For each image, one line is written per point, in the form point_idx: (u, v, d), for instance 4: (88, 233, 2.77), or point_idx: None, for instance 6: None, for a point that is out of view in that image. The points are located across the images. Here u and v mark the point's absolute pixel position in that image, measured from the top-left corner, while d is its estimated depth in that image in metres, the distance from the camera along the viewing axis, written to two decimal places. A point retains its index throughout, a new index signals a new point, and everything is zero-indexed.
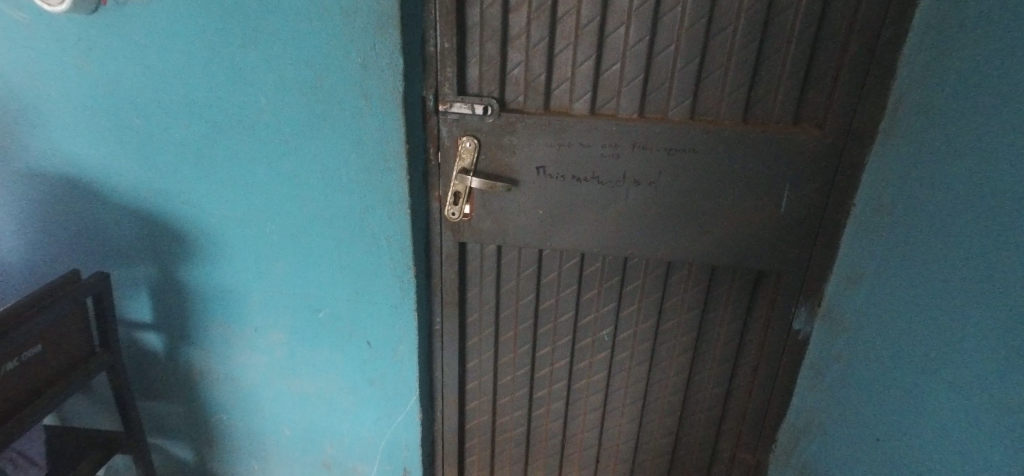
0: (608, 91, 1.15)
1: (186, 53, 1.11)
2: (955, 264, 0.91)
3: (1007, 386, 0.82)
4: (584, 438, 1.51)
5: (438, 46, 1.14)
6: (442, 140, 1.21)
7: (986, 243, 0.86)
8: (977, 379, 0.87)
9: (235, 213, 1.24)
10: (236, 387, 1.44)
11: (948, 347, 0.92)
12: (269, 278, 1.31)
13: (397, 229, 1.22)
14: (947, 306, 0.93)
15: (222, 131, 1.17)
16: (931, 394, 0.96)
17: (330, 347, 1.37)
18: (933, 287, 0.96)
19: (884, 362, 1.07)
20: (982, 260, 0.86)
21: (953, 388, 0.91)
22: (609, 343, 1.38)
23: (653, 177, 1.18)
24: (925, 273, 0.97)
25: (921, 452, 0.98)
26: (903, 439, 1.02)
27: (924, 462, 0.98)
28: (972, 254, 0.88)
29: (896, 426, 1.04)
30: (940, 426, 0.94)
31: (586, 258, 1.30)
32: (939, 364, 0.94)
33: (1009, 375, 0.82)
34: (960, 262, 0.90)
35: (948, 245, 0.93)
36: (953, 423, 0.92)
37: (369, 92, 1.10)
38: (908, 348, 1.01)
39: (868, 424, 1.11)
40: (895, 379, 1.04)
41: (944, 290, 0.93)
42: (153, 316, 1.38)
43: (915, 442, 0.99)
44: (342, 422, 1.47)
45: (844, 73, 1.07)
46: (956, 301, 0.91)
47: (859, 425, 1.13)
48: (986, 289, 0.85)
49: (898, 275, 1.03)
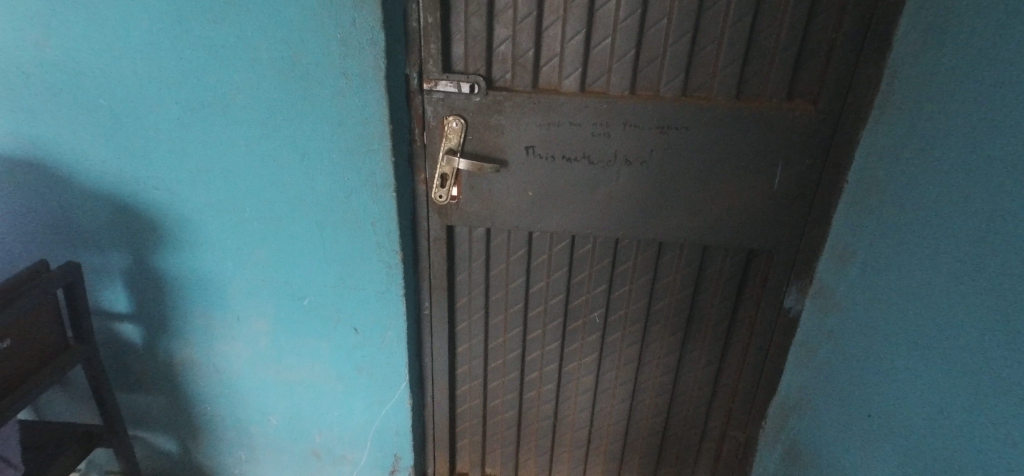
0: (598, 67, 1.11)
1: (155, 29, 1.04)
2: (947, 240, 0.90)
3: (987, 365, 0.82)
4: (575, 419, 1.51)
5: (421, 21, 1.09)
6: (427, 121, 1.17)
7: (974, 221, 0.85)
8: (964, 358, 0.86)
9: (213, 199, 1.19)
10: (220, 377, 1.40)
11: (938, 326, 0.92)
12: (250, 265, 1.26)
13: (383, 214, 1.19)
14: (938, 286, 0.92)
15: (195, 113, 1.11)
16: (921, 372, 0.95)
17: (317, 333, 1.34)
18: (925, 265, 0.95)
19: (875, 340, 1.07)
20: (972, 238, 0.85)
21: (941, 368, 0.91)
22: (600, 324, 1.37)
23: (645, 156, 1.16)
24: (918, 252, 0.96)
25: (906, 430, 0.98)
26: (892, 418, 1.02)
27: (907, 441, 0.98)
28: (963, 231, 0.87)
29: (885, 404, 1.04)
30: (925, 405, 0.94)
31: (577, 240, 1.28)
32: (930, 344, 0.93)
33: (989, 354, 0.82)
34: (953, 241, 0.89)
35: (941, 221, 0.92)
36: (937, 402, 0.92)
37: (350, 71, 1.06)
38: (898, 327, 1.01)
39: (858, 402, 1.11)
40: (885, 358, 1.04)
41: (936, 267, 0.92)
42: (129, 307, 1.33)
43: (904, 418, 0.99)
44: (330, 410, 1.44)
45: (838, 48, 1.05)
46: (946, 280, 0.90)
47: (848, 402, 1.14)
48: (975, 266, 0.84)
49: (891, 254, 1.03)
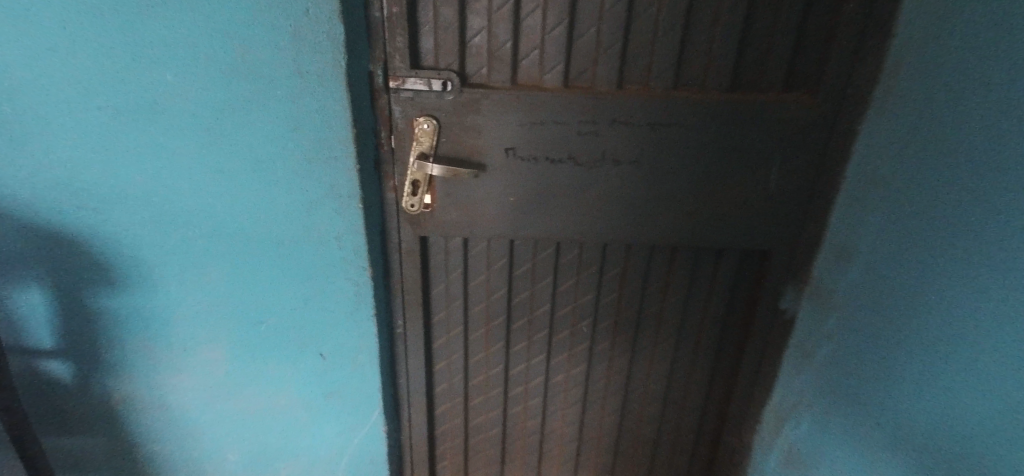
0: (583, 60, 1.01)
1: (68, 22, 0.88)
2: (947, 237, 0.91)
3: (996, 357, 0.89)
4: (563, 433, 1.42)
5: (385, 11, 0.96)
6: (395, 123, 1.04)
7: (975, 219, 0.88)
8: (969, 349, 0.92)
9: (149, 217, 1.04)
10: (167, 415, 1.22)
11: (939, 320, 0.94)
12: (197, 290, 1.10)
13: (348, 228, 1.06)
14: (939, 283, 0.93)
15: (124, 120, 0.96)
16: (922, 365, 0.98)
17: (278, 360, 1.18)
18: (924, 262, 0.95)
19: (875, 340, 1.04)
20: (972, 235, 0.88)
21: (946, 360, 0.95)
22: (588, 333, 1.29)
23: (634, 156, 1.06)
24: (917, 249, 0.95)
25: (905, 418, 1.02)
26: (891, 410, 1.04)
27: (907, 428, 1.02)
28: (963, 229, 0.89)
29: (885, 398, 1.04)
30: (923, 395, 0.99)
31: (562, 247, 1.18)
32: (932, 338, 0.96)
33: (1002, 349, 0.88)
34: (952, 239, 0.91)
35: (976, 223, 0.88)
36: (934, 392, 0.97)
37: (305, 68, 0.92)
38: (901, 324, 0.99)
39: (859, 399, 1.09)
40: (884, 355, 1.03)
41: (940, 264, 0.93)
42: (54, 341, 1.13)
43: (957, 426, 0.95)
44: (296, 442, 1.29)
45: (839, 36, 0.98)
46: (949, 277, 0.92)
47: (852, 402, 1.10)
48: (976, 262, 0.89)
49: (891, 254, 0.99)
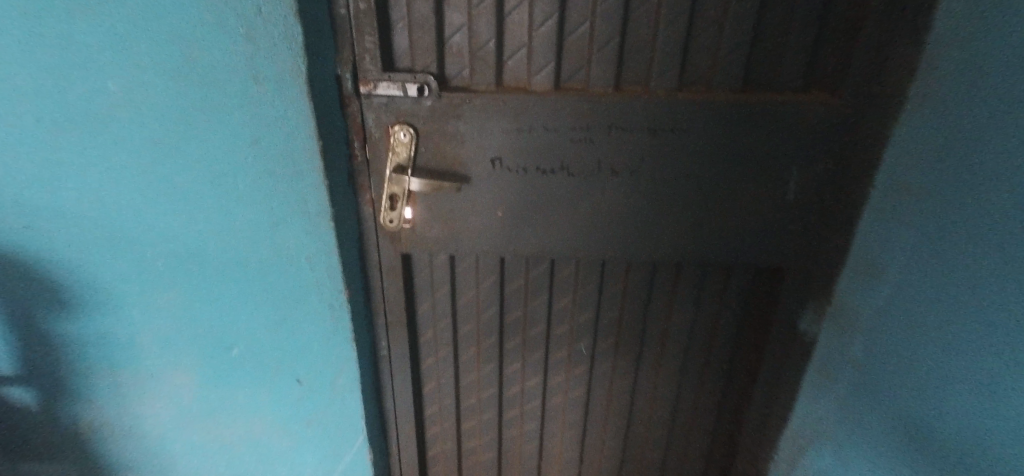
0: (575, 59, 0.91)
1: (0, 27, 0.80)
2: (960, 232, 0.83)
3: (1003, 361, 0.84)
4: (563, 458, 1.33)
5: (351, 8, 0.87)
6: (369, 131, 0.95)
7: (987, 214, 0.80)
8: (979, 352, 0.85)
9: (103, 237, 0.96)
10: (138, 443, 1.15)
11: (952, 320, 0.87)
12: (161, 313, 1.02)
13: (319, 247, 0.97)
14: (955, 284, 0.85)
15: (65, 132, 0.87)
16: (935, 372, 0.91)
17: (251, 386, 1.11)
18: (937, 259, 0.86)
19: (890, 347, 0.95)
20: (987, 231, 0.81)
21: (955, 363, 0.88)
22: (588, 355, 1.19)
23: (634, 165, 0.96)
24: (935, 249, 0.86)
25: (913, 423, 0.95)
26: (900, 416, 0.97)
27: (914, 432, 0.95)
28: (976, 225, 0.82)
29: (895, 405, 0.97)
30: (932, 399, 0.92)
31: (557, 263, 1.08)
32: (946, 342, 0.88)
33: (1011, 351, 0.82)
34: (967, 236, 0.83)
35: (1020, 235, 0.79)
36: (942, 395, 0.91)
37: (261, 73, 0.83)
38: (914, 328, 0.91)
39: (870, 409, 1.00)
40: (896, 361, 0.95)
41: (957, 262, 0.84)
42: (14, 367, 1.06)
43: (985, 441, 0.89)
44: (277, 470, 1.21)
45: (866, 28, 0.86)
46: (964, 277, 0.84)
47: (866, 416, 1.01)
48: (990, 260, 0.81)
49: (909, 256, 0.89)
